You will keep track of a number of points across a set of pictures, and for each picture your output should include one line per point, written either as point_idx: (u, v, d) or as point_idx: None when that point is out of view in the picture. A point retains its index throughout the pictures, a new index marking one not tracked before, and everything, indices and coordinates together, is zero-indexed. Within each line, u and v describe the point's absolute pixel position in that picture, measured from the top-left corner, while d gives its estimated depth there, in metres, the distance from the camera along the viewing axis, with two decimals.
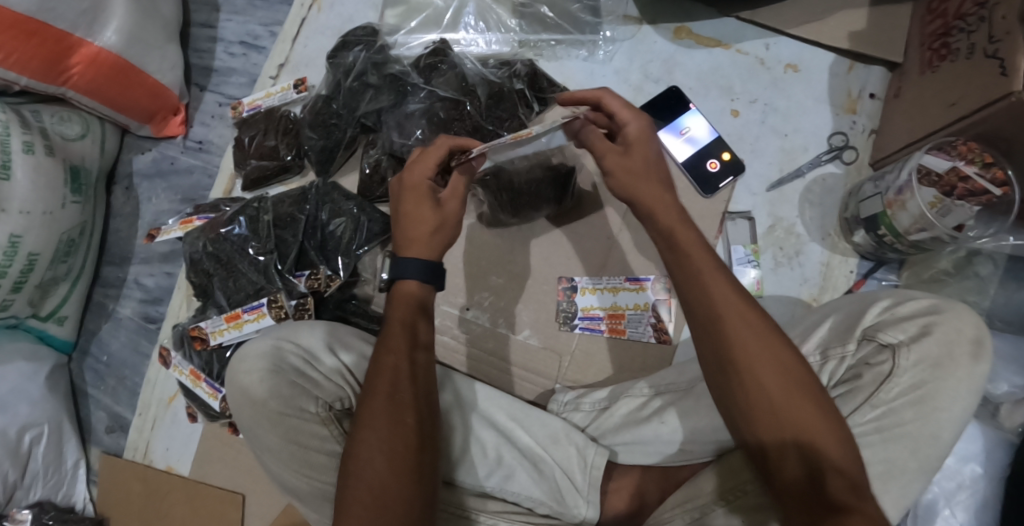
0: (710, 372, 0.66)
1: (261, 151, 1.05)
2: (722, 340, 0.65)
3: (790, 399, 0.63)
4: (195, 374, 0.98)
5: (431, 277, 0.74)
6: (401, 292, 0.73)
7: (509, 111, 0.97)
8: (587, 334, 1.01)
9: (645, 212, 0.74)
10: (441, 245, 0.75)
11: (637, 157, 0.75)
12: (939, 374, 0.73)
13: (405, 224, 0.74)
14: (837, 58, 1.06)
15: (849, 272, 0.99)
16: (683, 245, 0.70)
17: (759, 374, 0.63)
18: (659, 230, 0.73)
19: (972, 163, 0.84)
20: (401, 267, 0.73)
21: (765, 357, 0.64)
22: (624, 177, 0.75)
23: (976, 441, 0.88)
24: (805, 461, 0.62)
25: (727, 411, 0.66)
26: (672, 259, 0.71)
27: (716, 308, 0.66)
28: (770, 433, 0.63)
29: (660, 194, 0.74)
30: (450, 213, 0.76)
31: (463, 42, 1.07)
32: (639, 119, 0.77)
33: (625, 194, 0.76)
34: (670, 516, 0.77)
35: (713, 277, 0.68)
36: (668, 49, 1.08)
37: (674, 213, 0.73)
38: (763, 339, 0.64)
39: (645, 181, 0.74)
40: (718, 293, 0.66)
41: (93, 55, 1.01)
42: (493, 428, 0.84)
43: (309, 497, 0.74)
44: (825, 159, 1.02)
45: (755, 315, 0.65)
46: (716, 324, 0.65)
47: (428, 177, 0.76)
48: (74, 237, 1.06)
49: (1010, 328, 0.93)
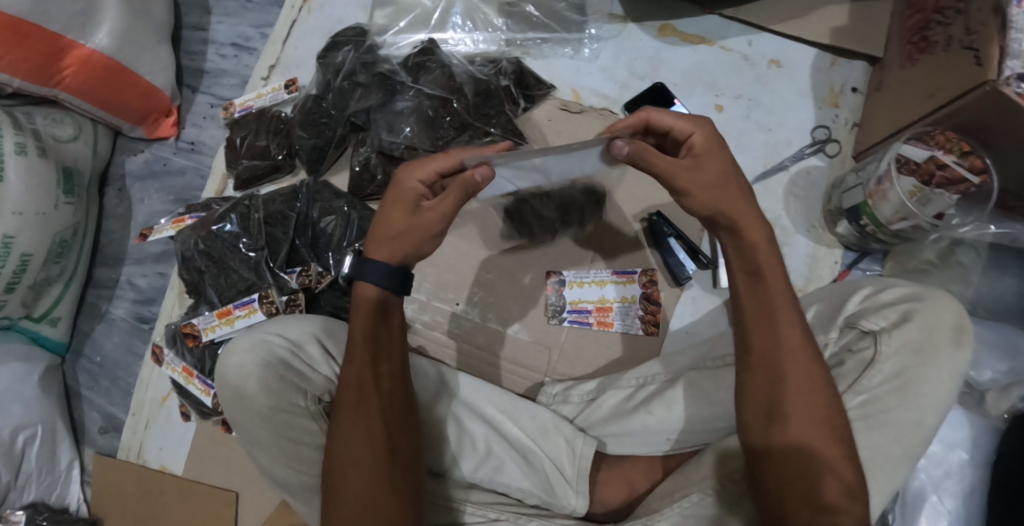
0: (751, 396, 0.67)
1: (252, 151, 1.06)
2: (779, 372, 0.66)
3: (821, 438, 0.64)
4: (187, 371, 0.99)
5: (392, 283, 0.71)
6: (364, 298, 0.71)
7: (497, 108, 0.99)
8: (577, 327, 1.02)
9: (728, 230, 0.71)
10: (404, 255, 0.71)
11: (710, 173, 0.70)
12: (921, 359, 0.74)
13: (381, 223, 0.72)
14: (820, 53, 1.07)
15: (834, 263, 1.01)
16: (762, 271, 0.69)
17: (800, 410, 0.65)
18: (739, 251, 0.70)
19: (949, 152, 0.86)
20: (367, 269, 0.71)
21: (812, 397, 0.65)
22: (704, 194, 0.70)
23: (961, 427, 0.89)
24: (809, 492, 0.63)
25: (751, 432, 0.67)
26: (745, 283, 0.70)
27: (780, 343, 0.67)
28: (788, 461, 0.64)
29: (749, 219, 0.70)
30: (423, 225, 0.71)
31: (451, 42, 1.09)
32: (703, 126, 0.72)
33: (706, 210, 0.70)
34: (659, 504, 0.78)
35: (784, 314, 0.68)
36: (653, 46, 1.10)
37: (760, 238, 0.70)
38: (819, 383, 0.66)
39: (732, 203, 0.70)
40: (785, 331, 0.67)
41: (85, 57, 1.02)
42: (483, 420, 0.85)
43: (298, 490, 0.74)
44: (809, 152, 1.04)
45: (817, 360, 0.67)
46: (771, 356, 0.66)
47: (415, 184, 0.71)
48: (67, 238, 1.07)
49: (993, 315, 0.95)
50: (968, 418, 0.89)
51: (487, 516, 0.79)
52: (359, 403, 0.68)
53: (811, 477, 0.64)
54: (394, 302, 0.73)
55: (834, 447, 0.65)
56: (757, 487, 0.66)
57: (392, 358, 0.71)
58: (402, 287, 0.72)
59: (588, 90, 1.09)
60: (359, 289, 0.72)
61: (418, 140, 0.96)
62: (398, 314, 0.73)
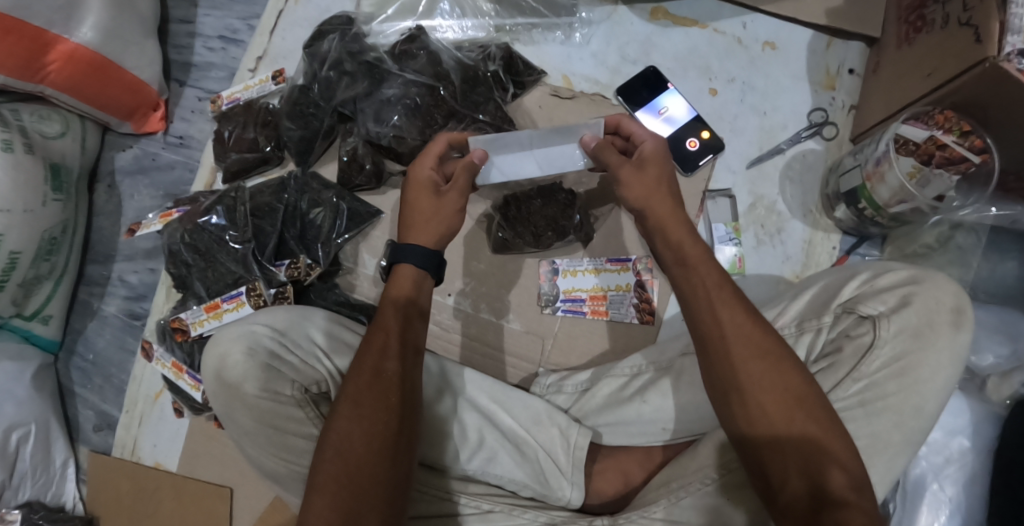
0: (714, 395, 0.67)
1: (241, 144, 1.04)
2: (726, 364, 0.65)
3: (789, 418, 0.63)
4: (177, 366, 0.98)
5: (430, 265, 0.75)
6: (394, 298, 0.73)
7: (485, 95, 0.98)
8: (570, 317, 1.01)
9: (655, 225, 0.74)
10: (440, 235, 0.76)
11: (650, 175, 0.75)
12: (921, 343, 0.72)
13: (408, 214, 0.77)
14: (815, 35, 1.05)
15: (832, 248, 0.99)
16: (690, 260, 0.70)
17: (763, 398, 0.64)
18: (669, 243, 0.72)
19: (949, 132, 0.84)
20: (402, 252, 0.75)
21: (766, 381, 0.64)
22: (638, 189, 0.74)
23: (962, 413, 0.87)
24: (809, 477, 0.62)
25: (730, 430, 0.66)
26: (679, 274, 0.71)
27: (723, 331, 0.66)
28: (769, 450, 0.63)
29: (673, 213, 0.73)
30: (450, 205, 0.76)
31: (440, 29, 1.07)
32: (656, 139, 0.77)
33: (638, 205, 0.75)
34: (655, 496, 0.77)
35: (721, 298, 0.68)
36: (645, 30, 1.08)
37: (683, 229, 0.73)
38: (769, 365, 0.65)
39: (662, 198, 0.74)
40: (726, 315, 0.67)
41: (70, 52, 1.01)
42: (476, 410, 0.84)
43: (287, 479, 0.75)
44: (805, 135, 1.02)
45: (764, 340, 0.65)
46: (717, 346, 0.66)
47: (428, 171, 0.77)
48: (56, 235, 1.06)
49: (994, 300, 0.94)
50: (969, 404, 0.87)
51: (481, 508, 0.77)
52: (364, 387, 0.67)
53: (796, 460, 0.62)
54: (430, 285, 0.76)
55: (809, 425, 0.63)
56: (755, 480, 0.65)
57: (399, 356, 0.70)
58: (438, 270, 0.76)
59: (578, 76, 1.07)
60: (391, 290, 0.74)
61: (405, 130, 0.95)
62: (423, 318, 0.74)
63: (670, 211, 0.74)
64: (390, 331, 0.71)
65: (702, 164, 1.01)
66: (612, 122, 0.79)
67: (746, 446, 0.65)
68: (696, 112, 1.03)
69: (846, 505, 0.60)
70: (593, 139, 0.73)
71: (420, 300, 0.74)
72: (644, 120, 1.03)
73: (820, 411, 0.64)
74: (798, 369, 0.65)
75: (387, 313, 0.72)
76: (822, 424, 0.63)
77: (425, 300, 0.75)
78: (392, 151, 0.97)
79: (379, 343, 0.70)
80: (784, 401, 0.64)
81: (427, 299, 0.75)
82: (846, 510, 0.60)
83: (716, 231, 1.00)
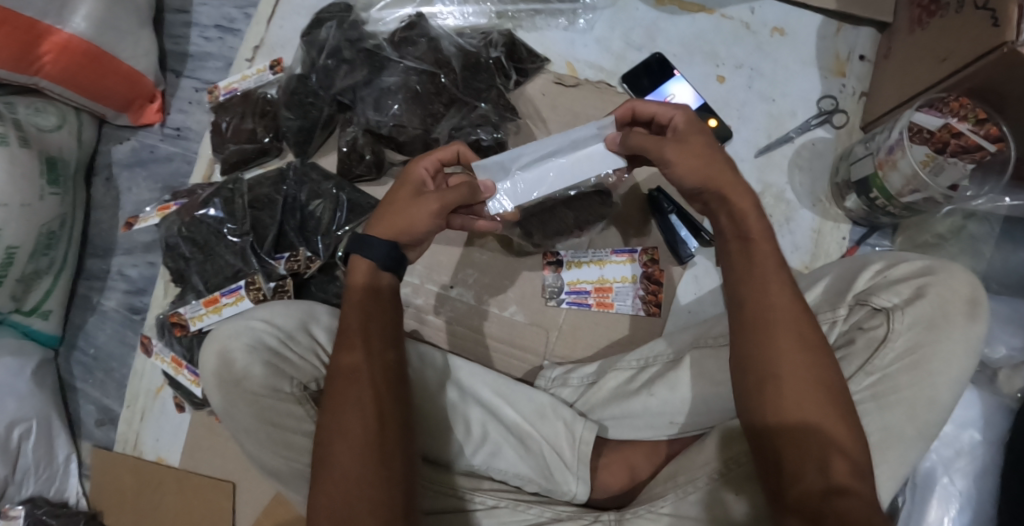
0: (743, 378, 0.65)
1: (239, 135, 1.03)
2: (769, 346, 0.63)
3: (817, 408, 0.62)
4: (176, 361, 0.98)
5: (386, 257, 0.72)
6: (355, 284, 0.72)
7: (487, 82, 0.96)
8: (575, 308, 0.99)
9: (719, 196, 0.70)
10: (401, 232, 0.72)
11: (695, 144, 0.71)
12: (934, 335, 0.71)
13: (385, 206, 0.75)
14: (825, 20, 1.03)
15: (841, 238, 0.97)
16: (752, 235, 0.68)
17: (799, 386, 0.62)
18: (728, 217, 0.69)
19: (964, 120, 0.82)
20: (366, 242, 0.72)
21: (803, 369, 0.63)
22: (691, 159, 0.70)
23: (973, 406, 0.86)
24: (822, 471, 0.61)
25: (751, 417, 0.64)
26: (737, 249, 0.68)
27: (774, 311, 0.64)
28: (790, 440, 0.62)
29: (733, 184, 0.69)
30: (424, 208, 0.72)
31: (441, 16, 1.05)
32: (687, 112, 0.74)
33: (694, 177, 0.70)
34: (662, 490, 0.76)
35: (775, 278, 0.66)
36: (649, 16, 1.05)
37: (745, 203, 0.69)
38: (808, 353, 0.63)
39: (718, 170, 0.70)
40: (778, 296, 0.65)
41: (64, 43, 0.99)
42: (480, 404, 0.82)
43: (290, 477, 0.73)
44: (814, 124, 1.00)
45: (808, 326, 0.64)
46: (763, 329, 0.64)
47: (422, 169, 0.77)
48: (54, 229, 1.05)
49: (1007, 290, 0.91)
50: (980, 396, 0.86)
51: (488, 503, 0.77)
52: (348, 379, 0.66)
53: (814, 451, 0.61)
54: (388, 284, 0.74)
55: (833, 419, 0.62)
56: (766, 471, 0.63)
57: (385, 347, 0.70)
58: (395, 264, 0.73)
59: (582, 63, 1.05)
60: (350, 277, 0.73)
61: (406, 119, 0.93)
62: (395, 302, 0.74)
63: (728, 183, 0.70)
64: (369, 320, 0.70)
65: None
66: (627, 112, 0.77)
67: (768, 434, 0.63)
68: (703, 100, 1.00)
69: (851, 493, 0.60)
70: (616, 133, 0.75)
71: (382, 283, 0.73)
72: None
73: (842, 403, 0.63)
74: (831, 361, 0.64)
75: (350, 307, 0.71)
76: (845, 415, 0.62)
77: (388, 284, 0.73)
78: (392, 141, 0.95)
79: (353, 335, 0.69)
80: (816, 391, 0.62)
81: (387, 285, 0.73)
82: (847, 498, 0.59)
83: None
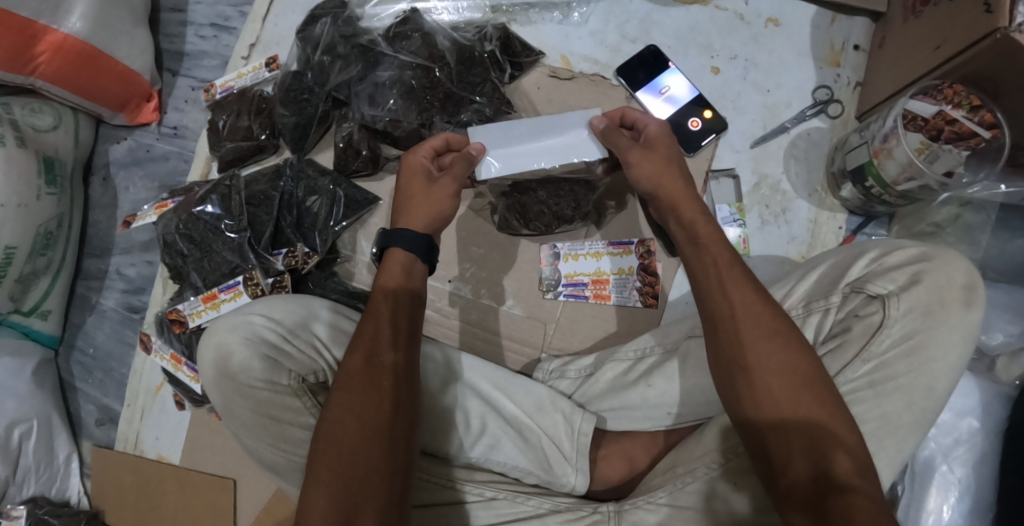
0: (720, 375, 0.67)
1: (236, 133, 1.03)
2: (735, 344, 0.65)
3: (793, 399, 0.63)
4: (176, 358, 0.98)
5: (419, 249, 0.74)
6: (384, 286, 0.72)
7: (481, 76, 0.96)
8: (572, 301, 1.00)
9: (668, 205, 0.74)
10: (431, 219, 0.76)
11: (660, 155, 0.75)
12: (931, 322, 0.71)
13: (401, 201, 0.77)
14: (819, 11, 1.03)
15: (838, 228, 0.98)
16: (702, 239, 0.70)
17: (768, 379, 0.63)
18: (681, 222, 0.72)
19: (959, 107, 0.81)
20: (392, 237, 0.74)
21: (774, 362, 0.64)
22: (648, 168, 0.74)
23: (972, 394, 0.85)
24: (812, 459, 0.61)
25: (735, 411, 0.66)
26: (691, 252, 0.71)
27: (732, 310, 0.66)
28: (771, 432, 0.63)
29: (684, 192, 0.73)
30: (443, 191, 0.76)
31: (435, 11, 1.03)
32: (660, 122, 0.77)
33: (648, 185, 0.74)
34: (659, 482, 0.76)
35: (732, 277, 0.67)
36: (644, 8, 1.06)
37: (695, 208, 0.73)
38: (777, 345, 0.64)
39: (673, 177, 0.74)
40: (735, 294, 0.67)
41: (59, 42, 0.99)
42: (479, 397, 0.82)
43: (286, 470, 0.75)
44: (810, 113, 1.00)
45: (774, 319, 0.65)
46: (726, 325, 0.66)
47: (422, 158, 0.78)
48: (52, 229, 1.05)
49: (1003, 278, 0.92)
50: (978, 384, 0.85)
51: (485, 495, 0.77)
52: (364, 371, 0.66)
53: (799, 441, 0.62)
54: (421, 269, 0.75)
55: (814, 408, 0.63)
56: (757, 463, 0.64)
57: (396, 345, 0.69)
58: (428, 254, 0.75)
59: (577, 56, 1.05)
60: (381, 278, 0.73)
61: (402, 114, 0.93)
62: (420, 307, 0.74)
63: (682, 189, 0.73)
64: (386, 314, 0.70)
65: (705, 144, 0.99)
66: (615, 114, 0.80)
67: (749, 428, 0.65)
68: (698, 92, 1.01)
69: (852, 491, 0.59)
70: (603, 120, 0.76)
71: (414, 284, 0.73)
72: (644, 100, 1.01)
73: (826, 394, 0.63)
74: (805, 350, 0.65)
75: (377, 300, 0.71)
76: (829, 408, 0.63)
77: (419, 284, 0.74)
78: (388, 136, 0.96)
79: (378, 327, 0.69)
80: (788, 381, 0.63)
81: (420, 283, 0.74)
82: (848, 496, 0.59)
83: (720, 212, 0.98)
